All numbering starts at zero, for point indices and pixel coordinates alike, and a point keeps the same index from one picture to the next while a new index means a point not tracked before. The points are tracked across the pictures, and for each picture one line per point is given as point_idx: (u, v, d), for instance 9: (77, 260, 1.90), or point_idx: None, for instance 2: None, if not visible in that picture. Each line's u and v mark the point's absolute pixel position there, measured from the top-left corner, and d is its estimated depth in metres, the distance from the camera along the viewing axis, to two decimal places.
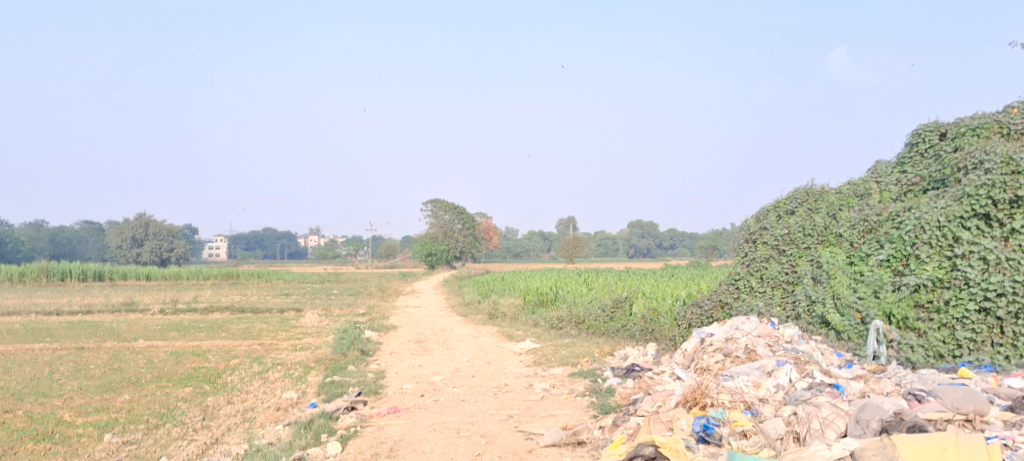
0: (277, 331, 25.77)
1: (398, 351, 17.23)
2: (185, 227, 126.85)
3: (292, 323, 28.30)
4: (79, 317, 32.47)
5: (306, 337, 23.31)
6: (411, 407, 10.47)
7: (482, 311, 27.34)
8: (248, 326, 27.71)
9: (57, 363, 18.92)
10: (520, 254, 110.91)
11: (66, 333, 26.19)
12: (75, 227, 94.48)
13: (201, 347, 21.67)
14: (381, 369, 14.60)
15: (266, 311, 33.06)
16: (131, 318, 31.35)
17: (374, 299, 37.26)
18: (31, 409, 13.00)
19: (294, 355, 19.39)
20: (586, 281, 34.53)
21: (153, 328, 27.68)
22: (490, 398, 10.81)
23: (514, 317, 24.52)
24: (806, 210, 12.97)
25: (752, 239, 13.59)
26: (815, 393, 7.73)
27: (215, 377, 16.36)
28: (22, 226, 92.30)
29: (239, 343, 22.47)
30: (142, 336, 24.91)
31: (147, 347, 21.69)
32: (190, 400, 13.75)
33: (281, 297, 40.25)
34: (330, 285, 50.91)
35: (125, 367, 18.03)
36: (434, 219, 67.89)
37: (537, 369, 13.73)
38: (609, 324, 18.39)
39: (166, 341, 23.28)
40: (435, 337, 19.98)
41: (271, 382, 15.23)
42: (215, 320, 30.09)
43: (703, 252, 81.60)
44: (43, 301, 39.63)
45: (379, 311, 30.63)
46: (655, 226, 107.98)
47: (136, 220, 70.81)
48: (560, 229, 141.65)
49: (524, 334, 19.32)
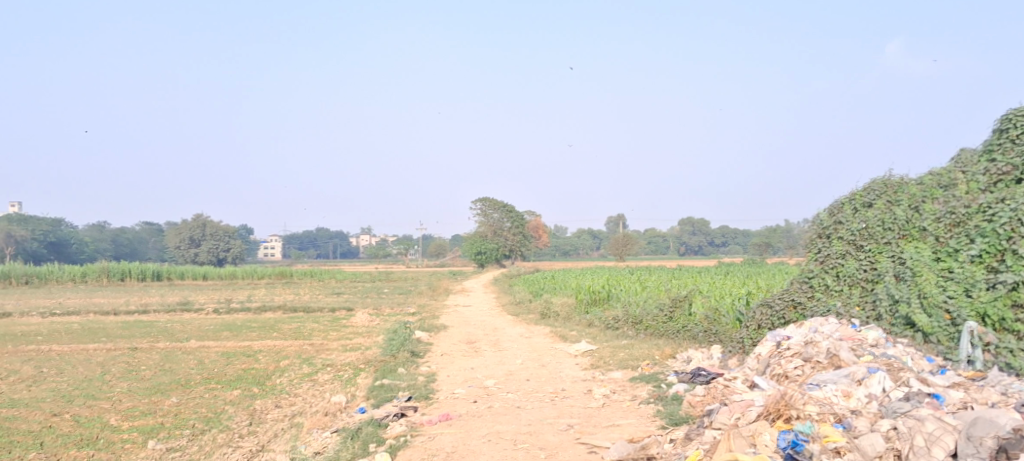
0: (329, 331, 25.53)
1: (448, 352, 16.69)
2: (240, 228, 129.01)
3: (343, 322, 28.02)
4: (136, 316, 32.78)
5: (356, 337, 22.95)
6: (464, 414, 9.87)
7: (534, 310, 26.70)
8: (299, 326, 27.52)
9: (109, 363, 18.84)
10: (569, 252, 110.13)
11: (122, 333, 26.33)
12: (136, 229, 96.69)
13: (252, 348, 21.46)
14: (431, 371, 14.07)
15: (318, 311, 32.97)
16: (185, 318, 31.52)
17: (424, 298, 36.93)
18: (79, 413, 12.77)
19: (344, 355, 19.03)
20: (640, 280, 33.62)
21: (207, 328, 27.70)
22: (547, 406, 10.15)
23: (567, 316, 23.82)
24: (884, 203, 12.11)
25: (826, 235, 12.76)
26: (915, 404, 6.94)
27: (265, 378, 16.04)
28: (86, 227, 94.82)
29: (289, 343, 22.23)
30: (194, 336, 24.88)
31: (199, 348, 21.57)
32: (238, 403, 13.40)
33: (332, 296, 40.24)
34: (380, 284, 50.90)
35: (176, 368, 17.85)
36: (483, 218, 67.65)
37: (595, 373, 13.05)
38: (668, 324, 17.62)
39: (218, 341, 23.18)
40: (487, 337, 19.41)
41: (320, 385, 14.83)
42: (267, 320, 30.07)
43: (756, 249, 79.87)
44: (103, 301, 40.24)
45: (430, 310, 30.23)
46: (707, 223, 106.19)
47: (193, 221, 72.08)
48: (610, 226, 140.52)
49: (579, 335, 18.65)
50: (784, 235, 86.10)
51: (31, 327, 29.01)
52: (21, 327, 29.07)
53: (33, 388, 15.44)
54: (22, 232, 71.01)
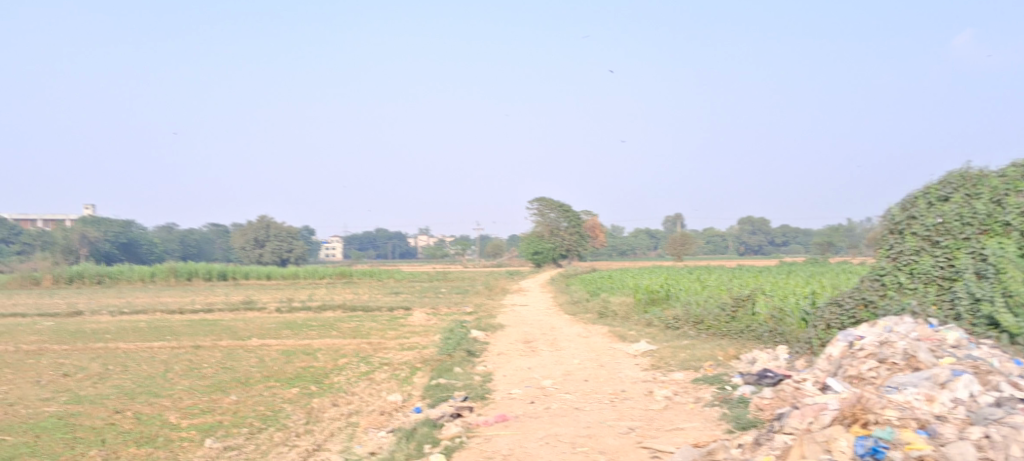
0: (386, 330, 25.57)
1: (505, 351, 16.46)
2: (302, 229, 131.24)
3: (401, 321, 28.05)
4: (201, 315, 33.41)
5: (413, 336, 22.91)
6: (521, 415, 9.62)
7: (592, 310, 26.31)
8: (357, 325, 27.65)
9: (172, 361, 19.13)
10: (626, 252, 109.09)
11: (186, 332, 26.82)
12: (203, 230, 99.09)
13: (311, 346, 21.58)
14: (488, 371, 13.86)
15: (376, 310, 33.12)
16: (247, 317, 31.99)
17: (481, 297, 36.80)
18: (140, 410, 12.92)
19: (401, 354, 18.98)
20: (700, 279, 32.90)
21: (268, 326, 28.04)
22: (607, 407, 9.84)
23: (626, 316, 23.36)
24: (963, 196, 11.41)
25: (899, 230, 12.12)
26: (1007, 411, 6.43)
27: (322, 377, 16.06)
28: (156, 229, 97.61)
29: (347, 342, 22.30)
30: (256, 334, 25.20)
31: (260, 346, 21.79)
32: (296, 401, 13.39)
33: (391, 296, 40.44)
34: (438, 284, 51.00)
35: (236, 366, 18.02)
36: (540, 218, 67.35)
37: (655, 373, 12.67)
38: (731, 324, 17.11)
39: (278, 340, 23.39)
40: (544, 337, 19.13)
41: (376, 384, 14.76)
42: (327, 319, 30.30)
43: (818, 248, 77.84)
44: (170, 300, 41.19)
45: (487, 310, 30.08)
46: (767, 222, 103.93)
47: (258, 222, 73.76)
48: (668, 225, 138.81)
49: (638, 335, 18.23)
50: (847, 234, 83.79)
51: (101, 325, 29.79)
52: (92, 325, 29.88)
53: (99, 385, 15.73)
54: (95, 232, 73.39)
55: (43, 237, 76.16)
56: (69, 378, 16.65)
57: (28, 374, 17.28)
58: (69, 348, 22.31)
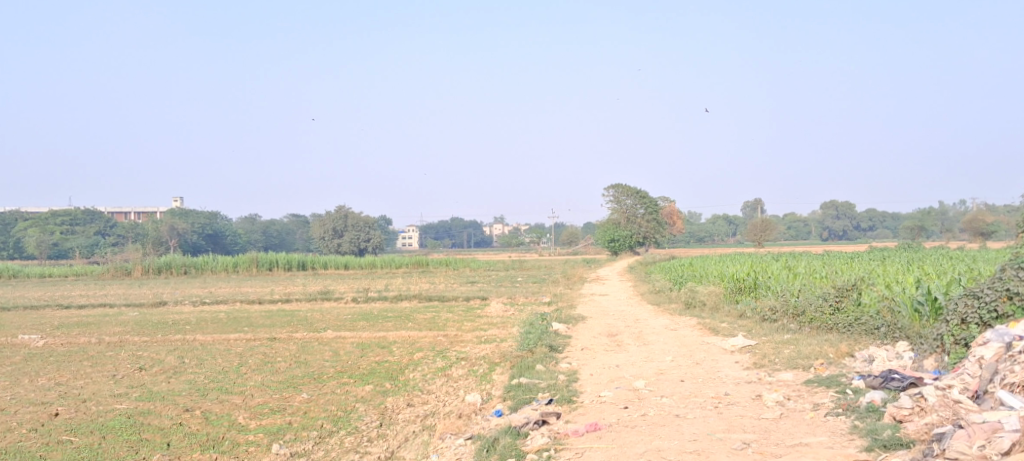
0: (463, 321, 24.83)
1: (590, 346, 15.40)
2: (380, 218, 132.67)
3: (477, 312, 27.25)
4: (279, 305, 33.34)
5: (491, 328, 22.02)
6: (615, 423, 8.58)
7: (677, 299, 24.96)
8: (433, 316, 26.96)
9: (247, 354, 18.72)
10: (703, 239, 106.35)
11: (264, 323, 26.62)
12: (285, 220, 100.96)
13: (386, 338, 20.91)
14: (573, 369, 12.81)
15: (452, 300, 32.47)
16: (325, 307, 31.78)
17: (559, 287, 35.72)
18: (209, 409, 12.38)
19: (478, 348, 18.11)
20: (788, 266, 31.06)
21: (344, 317, 27.63)
22: (712, 416, 8.71)
23: (715, 306, 21.91)
24: None
25: None
26: None
27: (397, 373, 15.29)
28: (240, 220, 99.90)
29: (423, 334, 21.57)
30: (331, 326, 24.75)
31: (335, 338, 21.24)
32: (370, 400, 12.64)
33: (467, 285, 39.79)
34: (514, 272, 50.16)
35: (311, 360, 17.44)
36: (615, 205, 65.81)
37: (760, 373, 11.41)
38: (835, 316, 15.60)
39: (354, 331, 22.84)
40: (630, 329, 17.97)
41: (453, 381, 13.91)
42: (403, 309, 29.76)
43: (907, 233, 73.84)
44: (250, 290, 41.51)
45: (566, 300, 29.04)
46: (852, 207, 99.47)
47: (336, 213, 74.38)
48: (747, 211, 134.94)
49: (732, 327, 16.88)
50: (939, 218, 79.55)
51: (182, 316, 29.95)
52: (173, 316, 30.03)
53: (172, 380, 15.32)
54: (183, 224, 75.34)
55: (134, 230, 78.59)
56: (144, 372, 16.33)
57: (105, 368, 17.05)
58: (149, 340, 22.23)
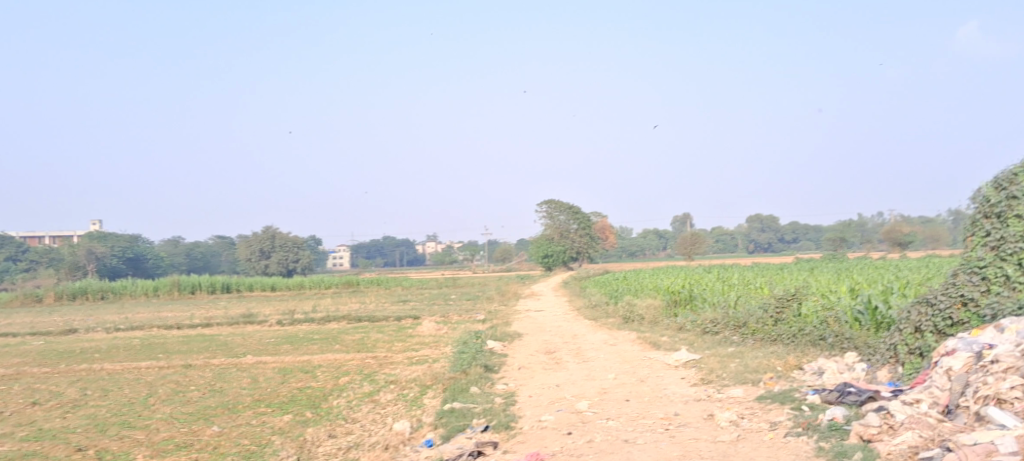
0: (393, 341, 23.74)
1: (527, 365, 14.59)
2: (309, 238, 129.77)
3: (408, 332, 26.15)
4: (199, 330, 31.56)
5: (422, 348, 20.99)
6: (558, 453, 7.79)
7: (614, 314, 24.35)
8: (362, 337, 25.75)
9: (157, 383, 17.27)
10: (635, 253, 107.01)
11: (180, 349, 24.98)
12: (211, 242, 97.57)
13: (311, 362, 19.68)
14: (510, 390, 11.96)
15: (382, 320, 31.25)
16: (248, 331, 30.17)
17: (493, 304, 34.91)
18: (105, 447, 11.10)
19: (409, 370, 17.10)
20: (722, 278, 30.94)
21: (268, 341, 26.18)
22: (664, 440, 7.99)
23: (654, 320, 21.31)
24: None
25: (997, 214, 10.14)
26: None
27: (320, 400, 14.17)
28: (163, 242, 96.24)
29: (350, 357, 20.42)
30: (253, 351, 23.33)
31: (256, 364, 19.89)
32: (288, 432, 11.52)
33: (398, 304, 38.52)
34: (447, 290, 49.07)
35: (226, 389, 16.14)
36: (548, 220, 65.38)
37: (708, 390, 10.75)
38: (777, 328, 15.10)
39: (277, 356, 21.52)
40: (567, 346, 17.19)
41: (381, 408, 12.89)
42: (330, 331, 28.41)
43: (831, 244, 75.16)
44: (169, 315, 39.39)
45: (500, 316, 28.22)
46: (777, 220, 101.61)
47: (263, 233, 72.08)
48: (677, 225, 136.65)
49: (673, 341, 16.26)
50: (859, 229, 81.66)
51: (92, 344, 27.97)
52: (82, 344, 28.05)
53: (68, 415, 13.86)
54: (100, 248, 71.84)
55: (49, 254, 73.89)
56: (38, 407, 14.79)
57: None
58: (50, 371, 20.46)
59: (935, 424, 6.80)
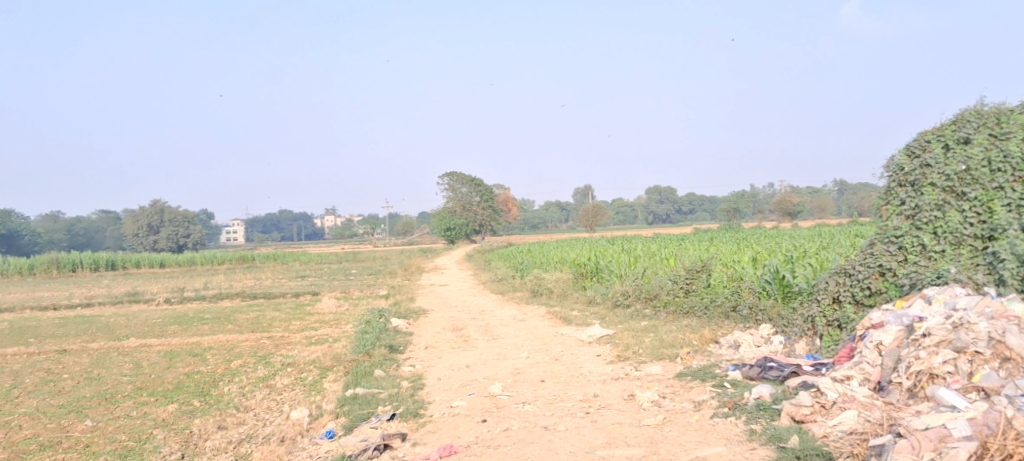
0: (291, 320, 22.56)
1: (433, 344, 13.88)
2: (200, 213, 124.50)
3: (307, 309, 24.96)
4: (77, 311, 29.33)
5: (322, 327, 19.93)
6: (473, 445, 7.18)
7: (521, 287, 23.86)
8: (257, 316, 24.41)
9: (25, 373, 15.65)
10: (537, 225, 107.41)
11: (55, 332, 23.04)
12: (93, 217, 92.19)
13: (201, 345, 18.35)
14: (417, 373, 11.23)
15: (279, 297, 29.84)
16: (132, 311, 28.22)
17: (396, 278, 33.95)
18: None
19: (308, 351, 16.10)
20: (626, 249, 30.97)
21: (154, 322, 24.48)
22: (586, 425, 7.44)
23: (563, 293, 20.87)
24: (987, 136, 9.42)
25: (911, 182, 9.92)
26: None
27: (210, 387, 13.05)
28: (39, 217, 90.31)
29: (244, 337, 19.17)
30: (136, 333, 21.68)
31: (139, 347, 18.41)
32: (171, 425, 10.43)
33: (296, 280, 37.00)
34: (348, 264, 47.67)
35: (104, 377, 14.74)
36: (450, 193, 64.43)
37: (626, 368, 10.31)
38: (688, 299, 14.84)
39: (163, 338, 20.04)
40: (475, 323, 16.55)
41: (277, 394, 11.91)
42: (223, 310, 26.85)
43: (726, 215, 76.55)
44: (44, 295, 36.63)
45: (403, 292, 27.32)
46: (674, 191, 104.03)
47: (151, 207, 68.35)
48: (579, 197, 138.12)
49: (584, 316, 15.84)
50: (752, 199, 84.19)
51: None
52: None
53: None
54: None
55: None
56: None
57: None
58: None
59: (870, 404, 6.45)
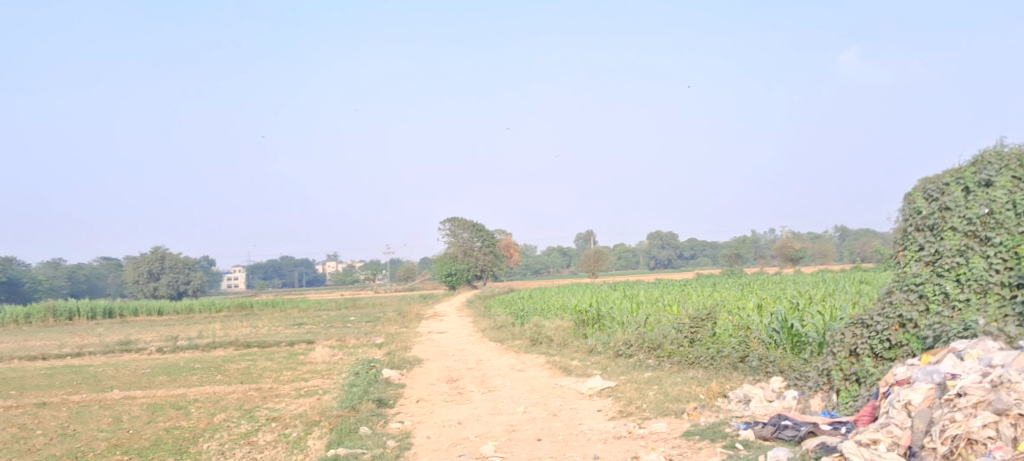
0: (282, 370, 21.84)
1: (426, 397, 13.20)
2: (202, 259, 124.03)
3: (300, 359, 24.22)
4: (67, 361, 28.57)
5: (313, 378, 19.19)
6: None
7: (520, 336, 23.15)
8: (249, 365, 23.67)
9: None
10: (539, 271, 106.71)
11: (40, 384, 22.27)
12: (94, 264, 91.62)
13: (187, 397, 17.60)
14: (406, 431, 10.53)
15: (274, 346, 29.07)
16: (122, 361, 27.45)
17: (393, 326, 33.20)
18: None
19: (296, 404, 15.38)
20: (628, 296, 30.27)
21: (143, 372, 23.71)
22: None
23: (564, 342, 20.10)
24: (1010, 178, 8.84)
25: (930, 227, 9.34)
26: None
27: (189, 444, 12.35)
28: (40, 265, 89.81)
29: (232, 389, 18.43)
30: (123, 384, 20.93)
31: (122, 400, 17.66)
32: None
33: (293, 328, 36.23)
34: (346, 311, 46.90)
35: (80, 432, 14.01)
36: (451, 238, 64.06)
37: (629, 425, 9.61)
38: (694, 349, 14.10)
39: (148, 390, 19.30)
40: (471, 373, 15.84)
41: (258, 452, 11.20)
42: (215, 360, 26.08)
43: (727, 260, 75.88)
44: (36, 344, 35.84)
45: (399, 340, 26.58)
46: (676, 236, 103.54)
47: (152, 254, 67.79)
48: (581, 242, 137.54)
49: (585, 366, 15.14)
50: (754, 245, 83.63)
51: None
52: None
53: None
54: None
55: None
56: None
57: None
58: None
59: None
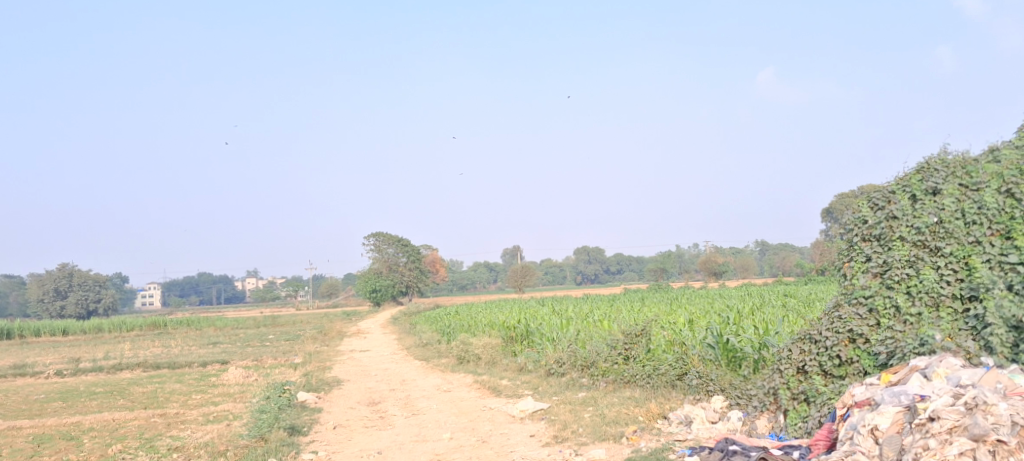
0: (191, 393, 20.36)
1: (345, 423, 12.21)
2: (114, 276, 118.73)
3: (212, 380, 22.71)
4: None
5: (224, 402, 17.85)
6: None
7: (446, 354, 22.21)
8: (155, 389, 22.06)
9: None
10: (466, 286, 105.65)
11: None
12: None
13: (81, 426, 16.04)
14: None
15: (184, 367, 27.34)
16: (15, 386, 25.33)
17: (313, 344, 31.77)
18: None
19: (202, 431, 14.11)
20: (557, 311, 29.65)
21: (37, 398, 21.81)
22: None
23: (492, 361, 19.24)
24: (957, 186, 8.45)
25: (877, 236, 8.87)
26: None
27: None
28: None
29: (134, 415, 16.97)
30: (12, 412, 19.12)
31: (6, 431, 15.99)
32: None
33: (207, 347, 34.34)
34: (265, 330, 45.00)
35: None
36: (376, 253, 62.56)
37: (565, 452, 8.85)
38: (628, 367, 13.41)
39: (38, 418, 17.62)
40: (394, 395, 14.87)
41: None
42: (119, 383, 24.27)
43: (653, 274, 76.34)
44: None
45: (319, 359, 25.30)
46: (602, 251, 104.05)
47: (58, 271, 64.22)
48: (508, 258, 137.28)
49: (515, 386, 14.34)
50: (679, 259, 84.56)
51: None
52: None
53: None
54: None
55: None
56: None
57: None
58: None
59: None
